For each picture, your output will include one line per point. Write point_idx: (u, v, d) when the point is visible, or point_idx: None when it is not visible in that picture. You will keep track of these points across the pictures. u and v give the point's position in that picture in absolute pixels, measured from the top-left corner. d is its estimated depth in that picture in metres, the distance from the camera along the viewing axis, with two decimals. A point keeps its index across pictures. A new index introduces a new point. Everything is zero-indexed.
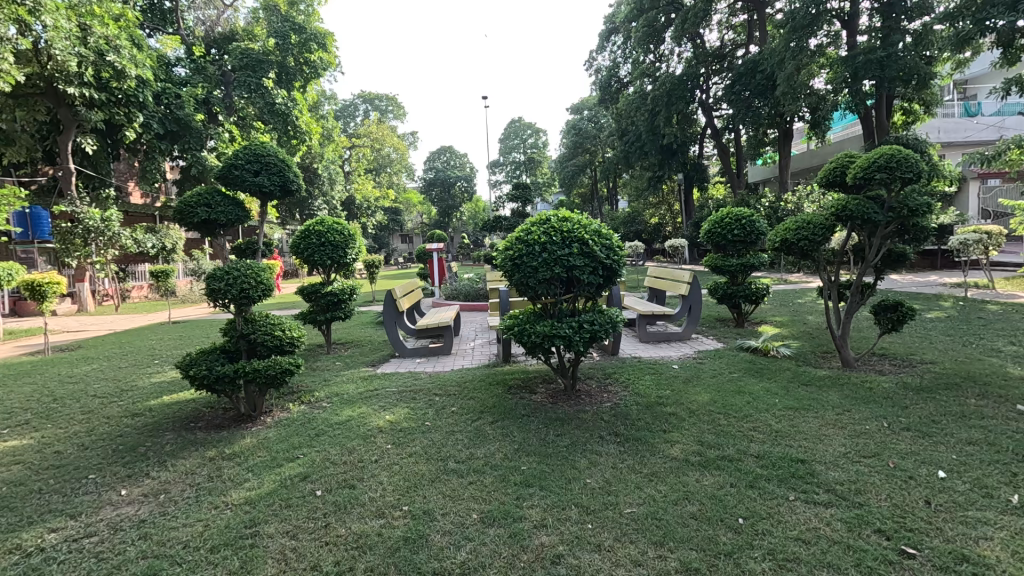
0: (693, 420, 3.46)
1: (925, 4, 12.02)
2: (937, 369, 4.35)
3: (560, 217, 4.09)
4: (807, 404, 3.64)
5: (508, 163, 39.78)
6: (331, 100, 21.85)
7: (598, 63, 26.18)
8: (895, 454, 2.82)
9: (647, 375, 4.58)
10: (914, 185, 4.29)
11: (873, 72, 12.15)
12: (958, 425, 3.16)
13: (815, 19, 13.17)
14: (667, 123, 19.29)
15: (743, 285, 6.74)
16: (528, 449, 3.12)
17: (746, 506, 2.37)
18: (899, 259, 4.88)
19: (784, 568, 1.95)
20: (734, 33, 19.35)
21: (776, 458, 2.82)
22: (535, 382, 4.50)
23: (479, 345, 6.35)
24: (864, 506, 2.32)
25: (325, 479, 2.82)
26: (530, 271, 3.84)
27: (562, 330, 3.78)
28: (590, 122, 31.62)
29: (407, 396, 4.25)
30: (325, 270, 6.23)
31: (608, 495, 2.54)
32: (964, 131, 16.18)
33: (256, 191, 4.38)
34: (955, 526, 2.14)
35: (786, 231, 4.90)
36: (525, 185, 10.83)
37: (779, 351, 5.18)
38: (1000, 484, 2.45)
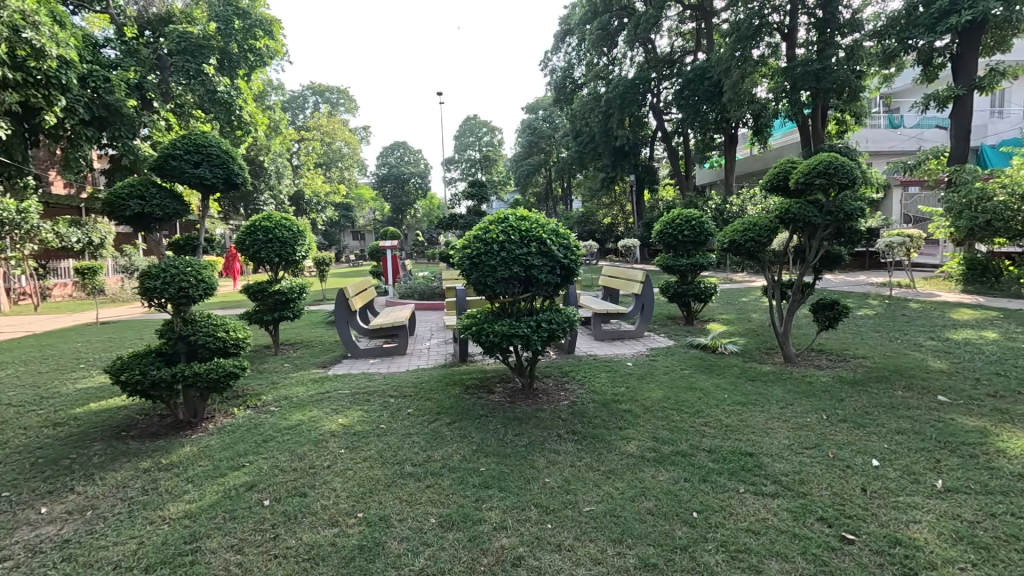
0: (647, 416, 3.53)
1: (855, 21, 12.91)
2: (868, 363, 4.66)
3: (518, 216, 4.08)
4: (753, 399, 3.80)
5: (463, 160, 39.53)
6: (278, 90, 21.01)
7: (553, 64, 26.43)
8: (834, 445, 2.98)
9: (602, 372, 4.66)
10: (850, 190, 4.55)
11: (810, 84, 12.92)
12: (889, 416, 3.38)
13: (757, 31, 13.85)
14: (620, 126, 19.70)
15: (692, 284, 6.97)
16: (486, 449, 3.09)
17: (699, 500, 2.44)
18: (835, 259, 5.17)
19: (736, 559, 2.02)
20: (683, 40, 20.00)
21: (727, 452, 2.93)
22: (492, 381, 4.47)
23: (435, 345, 6.26)
24: (807, 495, 2.44)
25: (273, 488, 2.68)
26: (487, 270, 3.81)
27: (521, 329, 3.77)
28: (545, 121, 31.91)
29: (361, 398, 4.12)
30: (272, 268, 5.96)
31: (567, 494, 2.55)
32: (889, 142, 17.50)
33: (196, 183, 4.11)
34: (888, 511, 2.28)
35: (734, 233, 5.10)
36: (481, 183, 10.77)
37: (726, 348, 5.39)
38: (926, 470, 2.64)
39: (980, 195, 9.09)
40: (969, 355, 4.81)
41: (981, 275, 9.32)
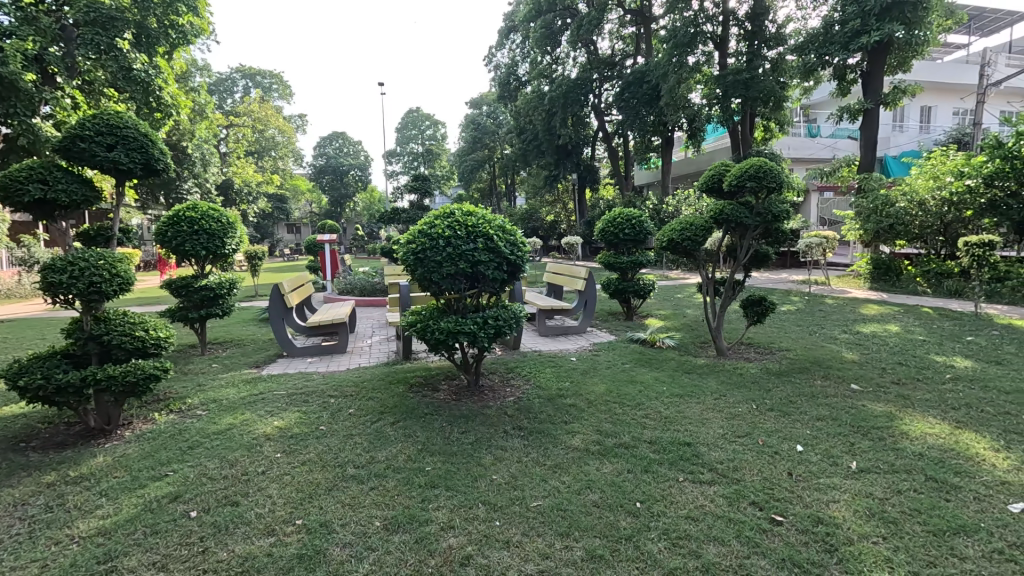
0: (591, 410, 3.61)
1: (779, 36, 13.80)
2: (791, 355, 5.01)
3: (464, 211, 4.03)
4: (691, 391, 3.98)
5: (405, 153, 38.63)
6: (204, 71, 19.65)
7: (497, 60, 26.43)
8: (763, 432, 3.17)
9: (547, 368, 4.71)
10: (777, 194, 4.85)
11: (739, 92, 13.71)
12: (810, 404, 3.64)
13: (693, 39, 14.47)
14: (563, 125, 20.03)
15: (633, 281, 7.20)
16: (432, 448, 3.03)
17: (642, 491, 2.51)
18: (763, 258, 5.49)
19: (677, 545, 2.10)
20: (623, 44, 20.58)
21: (666, 443, 3.04)
22: (437, 379, 4.41)
23: (377, 342, 6.09)
24: (741, 481, 2.58)
25: (201, 497, 2.49)
26: (433, 266, 3.74)
27: (467, 326, 3.73)
28: (489, 117, 31.89)
29: (298, 399, 3.93)
30: (199, 262, 5.54)
31: (515, 490, 2.55)
32: (808, 150, 18.92)
33: (108, 168, 3.74)
34: (812, 493, 2.46)
35: (672, 232, 5.31)
36: (425, 177, 10.53)
37: (664, 342, 5.61)
38: (843, 453, 2.86)
39: (885, 201, 10.00)
40: (876, 347, 5.28)
41: (885, 274, 10.26)
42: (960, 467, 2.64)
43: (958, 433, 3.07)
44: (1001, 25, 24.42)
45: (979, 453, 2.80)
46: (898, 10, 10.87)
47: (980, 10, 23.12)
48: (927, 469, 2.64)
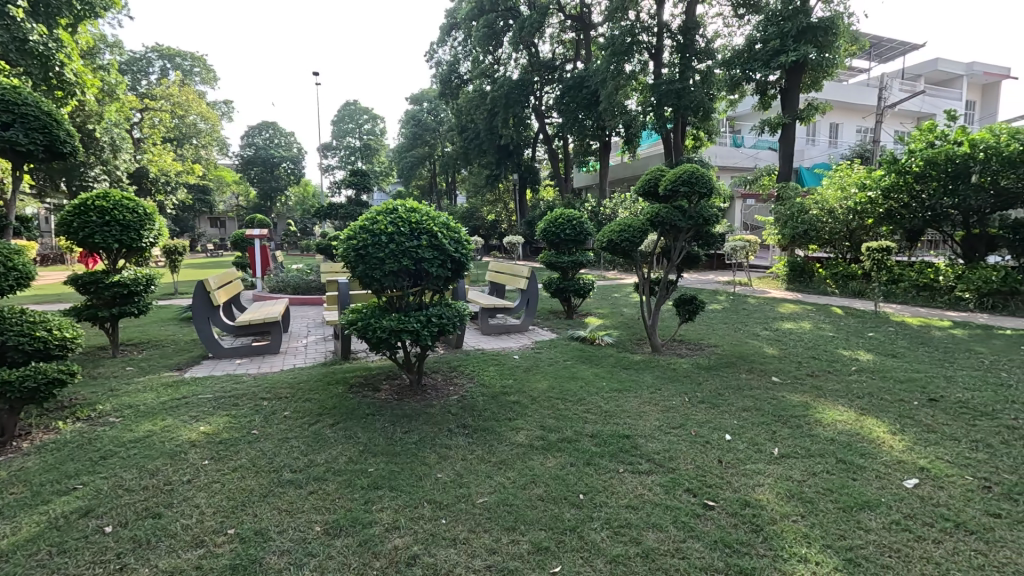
0: (534, 406, 3.66)
1: (709, 50, 14.62)
2: (718, 351, 5.33)
3: (407, 208, 3.96)
4: (629, 386, 4.14)
5: (342, 147, 36.94)
6: (114, 49, 18.00)
7: (438, 57, 26.17)
8: (695, 423, 3.35)
9: (491, 365, 4.74)
10: (707, 199, 5.14)
11: (672, 101, 14.40)
12: (737, 396, 3.89)
13: (630, 47, 15.01)
14: (505, 125, 20.10)
15: (573, 280, 7.37)
16: (374, 449, 2.96)
17: (585, 482, 2.59)
18: (694, 260, 5.80)
19: (619, 533, 2.17)
20: (563, 48, 20.99)
21: (607, 436, 3.14)
22: (378, 378, 4.30)
23: (313, 342, 5.84)
24: (676, 470, 2.72)
25: (118, 511, 2.29)
26: (376, 262, 3.65)
27: (410, 324, 3.67)
28: (430, 114, 31.50)
29: (227, 402, 3.70)
30: (110, 255, 5.08)
31: (460, 488, 2.54)
32: (733, 159, 20.20)
33: (3, 149, 3.34)
34: (740, 478, 2.63)
35: (611, 234, 5.49)
36: (363, 171, 10.19)
37: (603, 340, 5.78)
38: (766, 440, 3.09)
39: (800, 209, 10.88)
40: (793, 342, 5.74)
41: (800, 275, 11.15)
42: (865, 450, 2.93)
43: (862, 419, 3.41)
44: (895, 53, 27.22)
45: (879, 437, 3.11)
46: (812, 35, 11.89)
47: (879, 39, 25.65)
48: (837, 452, 2.90)
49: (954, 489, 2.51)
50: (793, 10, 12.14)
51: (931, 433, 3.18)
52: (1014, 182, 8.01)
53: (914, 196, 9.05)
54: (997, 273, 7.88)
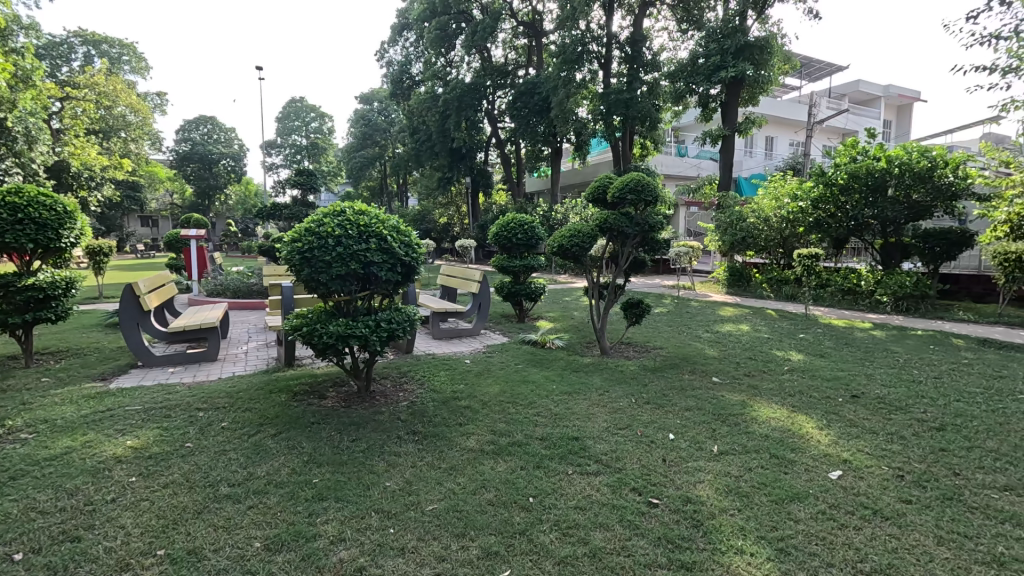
0: (485, 411, 3.66)
1: (655, 62, 15.17)
2: (664, 353, 5.52)
3: (356, 210, 3.88)
4: (579, 388, 4.22)
5: (286, 145, 35.53)
6: (30, 31, 16.56)
7: (389, 56, 25.80)
8: (642, 424, 3.45)
9: (442, 370, 4.70)
10: (653, 207, 5.33)
11: (620, 110, 14.82)
12: (680, 396, 4.05)
13: (580, 57, 15.39)
14: (457, 128, 20.03)
15: (525, 283, 7.44)
16: (319, 459, 2.86)
17: (534, 485, 2.61)
18: (641, 264, 5.98)
19: (567, 534, 2.21)
20: (515, 54, 21.20)
21: (557, 438, 3.19)
22: (324, 386, 4.16)
23: (254, 348, 5.59)
24: (623, 469, 2.79)
25: (29, 537, 2.10)
26: (322, 266, 3.54)
27: (358, 329, 3.57)
28: (380, 115, 30.95)
29: (159, 414, 3.48)
30: (24, 256, 4.66)
31: (409, 495, 2.50)
32: (678, 167, 21.06)
33: None
34: (682, 475, 2.73)
35: (561, 238, 5.55)
36: (310, 171, 9.82)
37: (554, 343, 5.87)
38: (707, 438, 3.22)
39: (738, 217, 11.48)
40: (732, 344, 6.03)
41: (738, 280, 11.78)
42: (795, 445, 3.12)
43: (793, 416, 3.63)
44: (823, 73, 29.23)
45: (808, 432, 3.32)
46: (749, 53, 12.60)
47: (808, 59, 27.47)
48: (771, 448, 3.07)
49: (872, 478, 2.72)
50: (732, 28, 12.82)
51: (853, 427, 3.42)
52: (924, 196, 8.81)
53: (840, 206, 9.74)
54: (910, 279, 8.62)
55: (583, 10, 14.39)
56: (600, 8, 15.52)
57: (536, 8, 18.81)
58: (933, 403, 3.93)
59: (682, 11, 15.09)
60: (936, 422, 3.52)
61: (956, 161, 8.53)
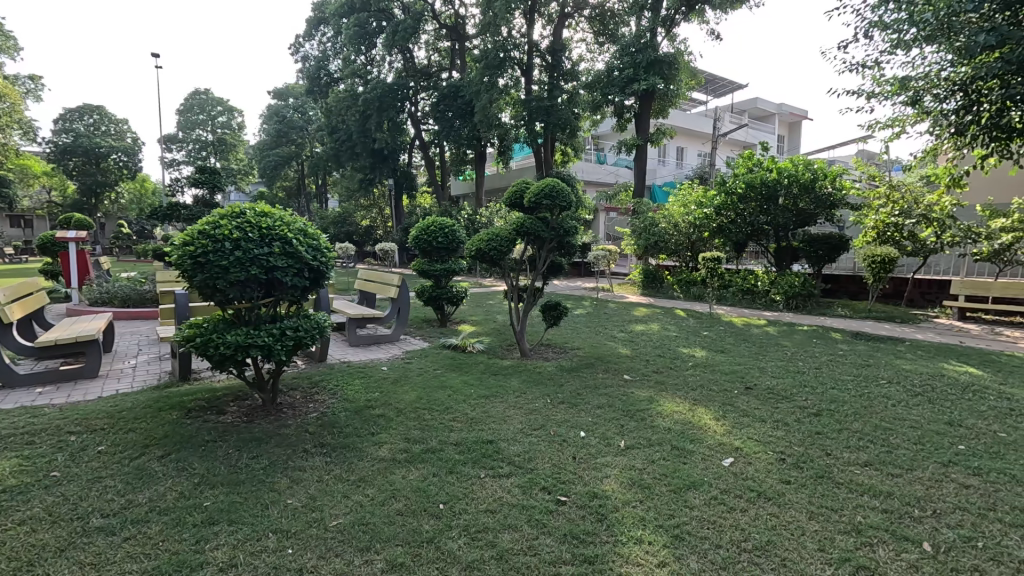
0: (400, 419, 3.58)
1: (573, 72, 15.69)
2: (581, 353, 5.69)
3: (258, 212, 3.64)
4: (496, 392, 4.24)
5: (189, 140, 32.69)
6: None
7: (305, 51, 24.67)
8: (555, 423, 3.53)
9: (356, 379, 4.53)
10: (568, 212, 5.50)
11: (541, 117, 15.16)
12: (593, 395, 4.19)
13: (502, 63, 15.60)
14: (378, 128, 19.49)
15: (446, 288, 7.40)
16: (213, 480, 2.66)
17: (445, 492, 2.58)
18: (558, 268, 6.11)
19: (475, 539, 2.20)
20: (438, 56, 21.09)
21: (471, 443, 3.18)
22: (224, 400, 3.87)
23: (144, 362, 5.08)
24: (534, 470, 2.84)
25: None
26: (218, 271, 3.29)
27: (260, 339, 3.35)
28: (296, 111, 29.50)
29: (17, 441, 3.06)
30: None
31: (313, 512, 2.38)
32: (596, 174, 21.95)
33: None
34: (590, 472, 2.83)
35: (480, 242, 5.51)
36: (213, 168, 9.05)
37: (474, 347, 5.86)
38: (615, 434, 3.36)
39: (651, 222, 12.15)
40: (643, 343, 6.35)
41: (652, 282, 12.47)
42: (694, 436, 3.34)
43: (694, 409, 3.88)
44: (726, 90, 31.69)
45: (705, 424, 3.57)
46: (659, 68, 13.40)
47: (713, 77, 29.69)
48: (672, 440, 3.26)
49: (758, 462, 2.97)
50: (643, 43, 13.54)
51: (745, 417, 3.72)
52: (809, 205, 9.78)
53: (739, 213, 10.60)
54: (798, 279, 9.54)
55: (505, 17, 14.59)
56: (521, 17, 15.80)
57: (458, 11, 18.79)
58: (814, 391, 4.37)
59: (599, 24, 15.73)
60: (814, 409, 3.91)
61: (834, 174, 9.58)
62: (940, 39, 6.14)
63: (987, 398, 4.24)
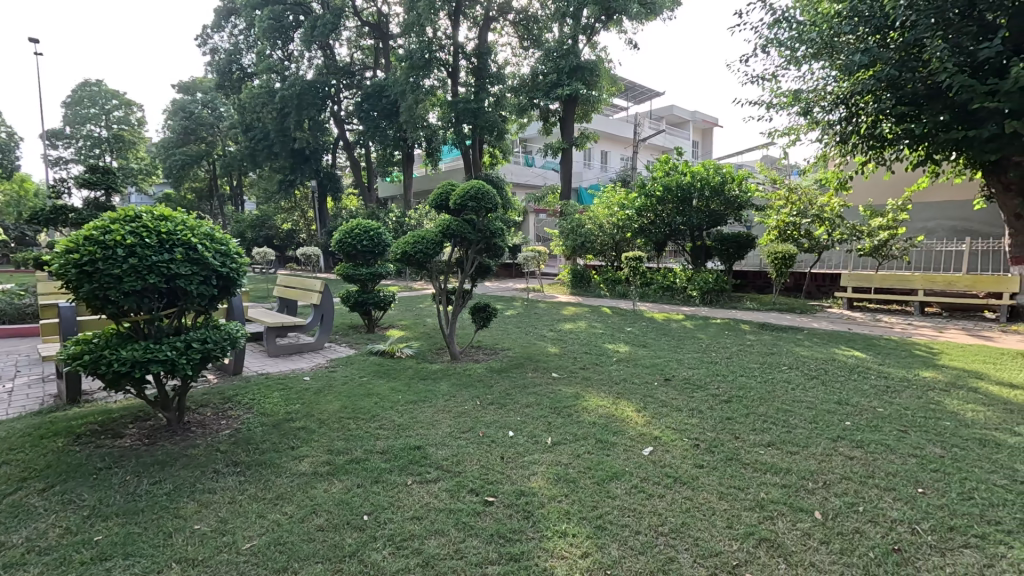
0: (323, 430, 3.43)
1: (499, 75, 15.84)
2: (510, 354, 5.75)
3: (155, 216, 3.35)
4: (424, 396, 4.18)
5: (78, 136, 29.51)
6: None
7: (213, 43, 23.10)
8: (483, 425, 3.54)
9: (275, 391, 4.29)
10: (494, 215, 5.55)
11: (469, 119, 15.14)
12: (522, 394, 4.25)
13: (428, 63, 15.43)
14: (298, 127, 18.60)
15: (372, 292, 7.19)
16: (107, 511, 2.42)
17: (370, 502, 2.51)
18: (486, 270, 6.09)
19: (400, 549, 2.16)
20: (361, 54, 20.55)
21: (398, 450, 3.11)
22: (122, 423, 3.53)
23: (23, 385, 4.52)
24: (462, 472, 2.83)
25: None
26: (110, 281, 2.99)
27: (162, 353, 3.07)
28: (205, 107, 27.53)
29: None
30: None
31: (223, 536, 2.23)
32: (524, 176, 22.34)
33: None
34: (519, 470, 2.86)
35: (405, 245, 5.31)
36: (106, 168, 8.21)
37: (403, 352, 5.75)
38: (542, 432, 3.43)
39: (578, 223, 12.54)
40: (571, 341, 6.52)
41: (580, 281, 12.88)
42: (617, 428, 3.48)
43: (618, 402, 4.04)
44: (645, 98, 33.35)
45: (628, 416, 3.73)
46: (581, 74, 13.86)
47: (632, 84, 31.14)
48: (597, 434, 3.38)
49: (675, 450, 3.14)
50: (566, 49, 13.93)
51: (664, 407, 3.93)
52: (719, 207, 10.50)
53: (658, 214, 11.18)
54: (712, 275, 10.20)
55: (429, 18, 14.47)
56: (445, 18, 15.71)
57: (380, 9, 18.40)
58: (726, 379, 4.71)
59: (522, 29, 15.98)
60: (725, 396, 4.21)
61: (740, 178, 10.36)
62: (825, 57, 6.87)
63: (868, 377, 4.77)
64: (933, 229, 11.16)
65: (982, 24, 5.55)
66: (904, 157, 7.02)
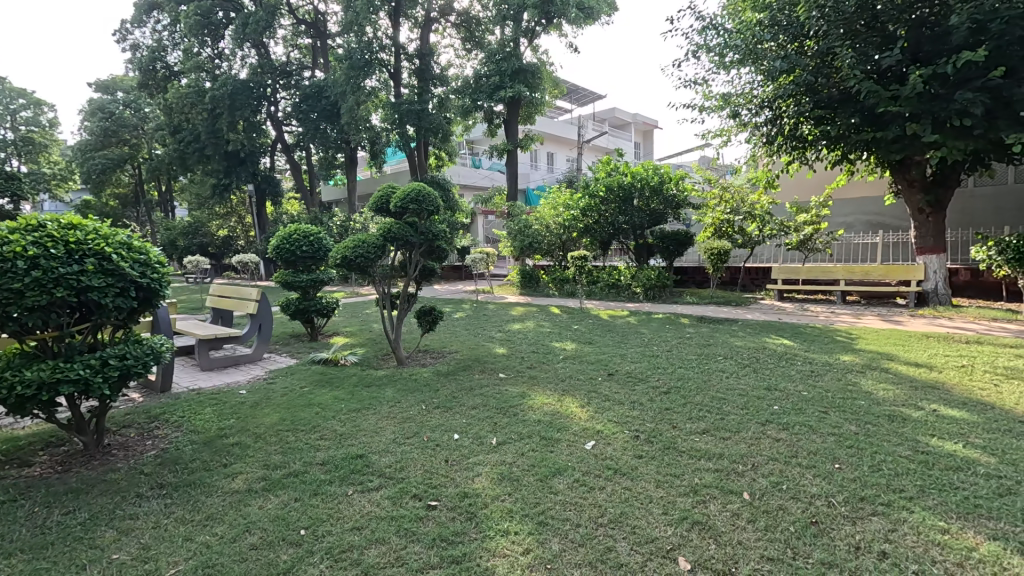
0: (259, 444, 3.29)
1: (443, 77, 15.76)
2: (457, 356, 5.73)
3: (64, 223, 3.10)
4: (369, 404, 4.09)
5: None
6: None
7: (134, 39, 21.66)
8: (428, 429, 3.51)
9: (208, 407, 4.07)
10: (435, 217, 5.50)
11: (412, 121, 14.94)
12: (469, 396, 4.24)
13: (368, 64, 15.10)
14: (232, 129, 17.74)
15: (314, 299, 6.95)
16: (10, 547, 2.21)
17: (308, 516, 2.43)
18: (430, 273, 6.02)
19: (338, 561, 2.10)
20: (298, 53, 19.87)
21: (339, 460, 3.03)
22: (31, 450, 3.25)
23: None
24: (405, 478, 2.79)
25: None
26: (10, 295, 2.74)
27: (73, 372, 2.85)
28: (127, 107, 25.71)
29: None
30: None
31: (145, 564, 2.10)
32: (471, 178, 22.32)
33: None
34: (462, 472, 2.85)
35: (345, 249, 5.18)
36: (12, 173, 7.54)
37: (346, 359, 5.59)
38: (488, 432, 3.43)
39: (525, 224, 12.63)
40: (519, 341, 6.57)
41: (529, 281, 12.96)
42: (562, 425, 3.53)
43: (563, 399, 4.11)
44: (588, 101, 34.16)
45: (572, 412, 3.80)
46: (524, 76, 14.01)
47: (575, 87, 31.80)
48: (541, 431, 3.42)
49: (616, 442, 3.23)
50: (508, 52, 14.03)
51: (608, 401, 4.03)
52: (659, 205, 10.89)
53: (602, 214, 11.46)
54: (654, 272, 10.55)
55: (369, 17, 14.19)
56: (386, 18, 15.47)
57: (317, 7, 17.88)
58: (666, 371, 4.89)
59: (465, 31, 15.97)
60: (664, 387, 4.37)
61: (677, 177, 10.78)
62: (749, 62, 7.28)
63: (794, 363, 5.09)
64: (851, 223, 12.03)
65: (883, 34, 6.08)
66: (823, 157, 7.53)
